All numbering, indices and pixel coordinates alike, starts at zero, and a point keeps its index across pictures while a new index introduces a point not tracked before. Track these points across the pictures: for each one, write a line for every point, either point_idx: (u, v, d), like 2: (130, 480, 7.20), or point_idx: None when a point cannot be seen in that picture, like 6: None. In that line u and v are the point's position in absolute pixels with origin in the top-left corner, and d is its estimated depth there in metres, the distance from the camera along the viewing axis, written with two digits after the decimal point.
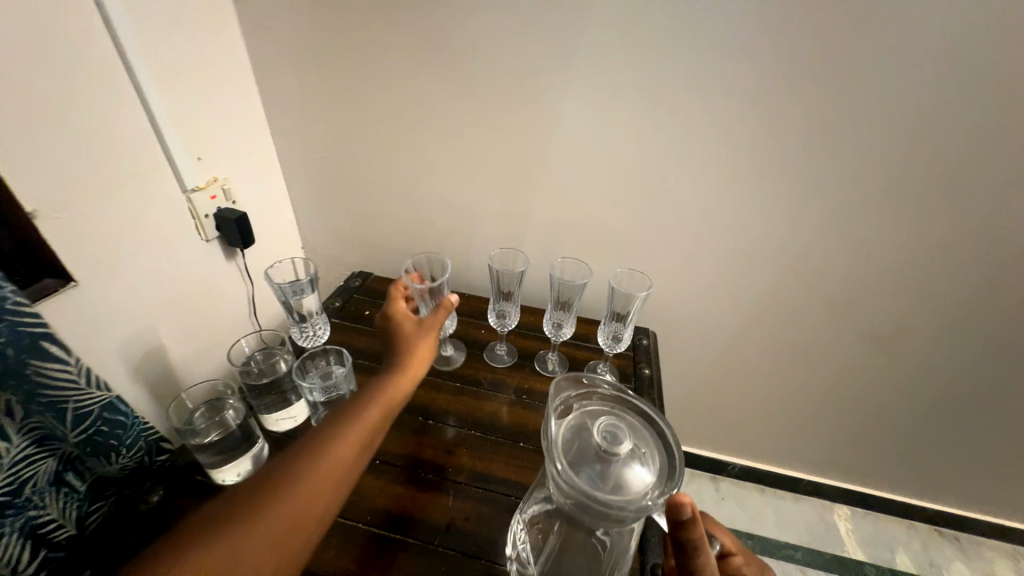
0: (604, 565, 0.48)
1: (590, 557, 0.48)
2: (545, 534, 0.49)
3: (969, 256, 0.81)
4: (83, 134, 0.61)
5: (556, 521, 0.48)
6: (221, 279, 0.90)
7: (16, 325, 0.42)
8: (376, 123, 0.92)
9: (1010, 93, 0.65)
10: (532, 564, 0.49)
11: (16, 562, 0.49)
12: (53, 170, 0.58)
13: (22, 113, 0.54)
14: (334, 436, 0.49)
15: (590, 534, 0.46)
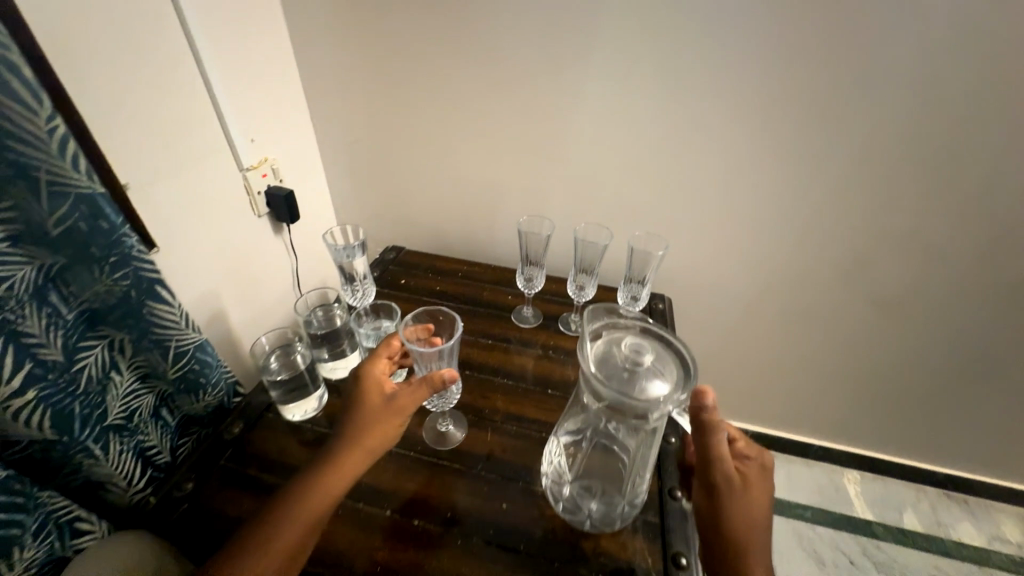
0: (626, 482, 0.54)
1: (615, 470, 0.55)
2: (578, 450, 0.57)
3: (980, 218, 0.83)
4: (159, 114, 0.69)
5: (588, 446, 0.56)
6: (272, 251, 0.98)
7: (138, 270, 0.53)
8: (407, 105, 0.99)
9: (1016, 57, 0.68)
10: (566, 477, 0.57)
11: (131, 476, 0.59)
12: (138, 146, 0.66)
13: (112, 95, 0.62)
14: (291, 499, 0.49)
15: (617, 459, 0.55)
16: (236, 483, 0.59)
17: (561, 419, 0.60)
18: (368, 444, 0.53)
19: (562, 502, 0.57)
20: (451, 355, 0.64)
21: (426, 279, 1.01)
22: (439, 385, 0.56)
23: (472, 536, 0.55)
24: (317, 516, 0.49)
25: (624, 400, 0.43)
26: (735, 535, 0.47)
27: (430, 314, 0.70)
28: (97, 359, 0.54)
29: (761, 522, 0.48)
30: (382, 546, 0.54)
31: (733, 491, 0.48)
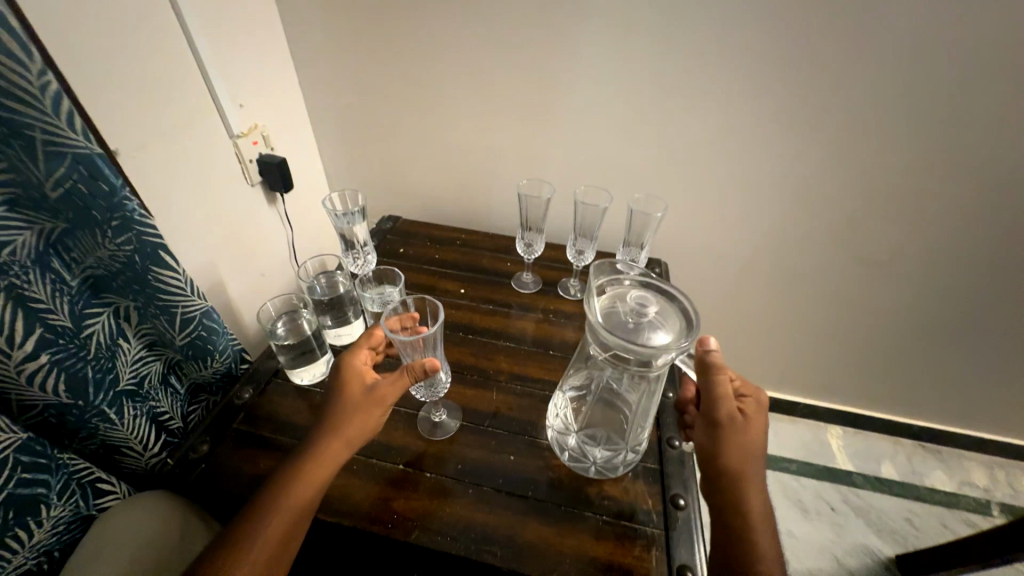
0: (628, 430, 0.58)
1: (619, 420, 0.58)
2: (583, 403, 0.61)
3: (967, 176, 0.85)
4: (150, 76, 0.67)
5: (594, 394, 0.60)
6: (267, 222, 0.97)
7: (141, 235, 0.52)
8: (399, 67, 0.96)
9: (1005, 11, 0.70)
10: (571, 428, 0.61)
11: (147, 441, 0.60)
12: (129, 110, 0.65)
13: (101, 53, 0.60)
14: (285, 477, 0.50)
15: (619, 407, 0.58)
16: (252, 444, 0.61)
17: (566, 375, 0.63)
18: (361, 421, 0.54)
19: (568, 450, 0.60)
20: (435, 348, 0.60)
21: (425, 247, 1.01)
22: (421, 373, 0.54)
23: (482, 485, 0.58)
24: (306, 503, 0.49)
25: (630, 348, 0.45)
26: (734, 466, 0.50)
27: (420, 302, 0.64)
28: (105, 326, 0.54)
29: (757, 454, 0.52)
30: (398, 496, 0.57)
31: (734, 427, 0.51)
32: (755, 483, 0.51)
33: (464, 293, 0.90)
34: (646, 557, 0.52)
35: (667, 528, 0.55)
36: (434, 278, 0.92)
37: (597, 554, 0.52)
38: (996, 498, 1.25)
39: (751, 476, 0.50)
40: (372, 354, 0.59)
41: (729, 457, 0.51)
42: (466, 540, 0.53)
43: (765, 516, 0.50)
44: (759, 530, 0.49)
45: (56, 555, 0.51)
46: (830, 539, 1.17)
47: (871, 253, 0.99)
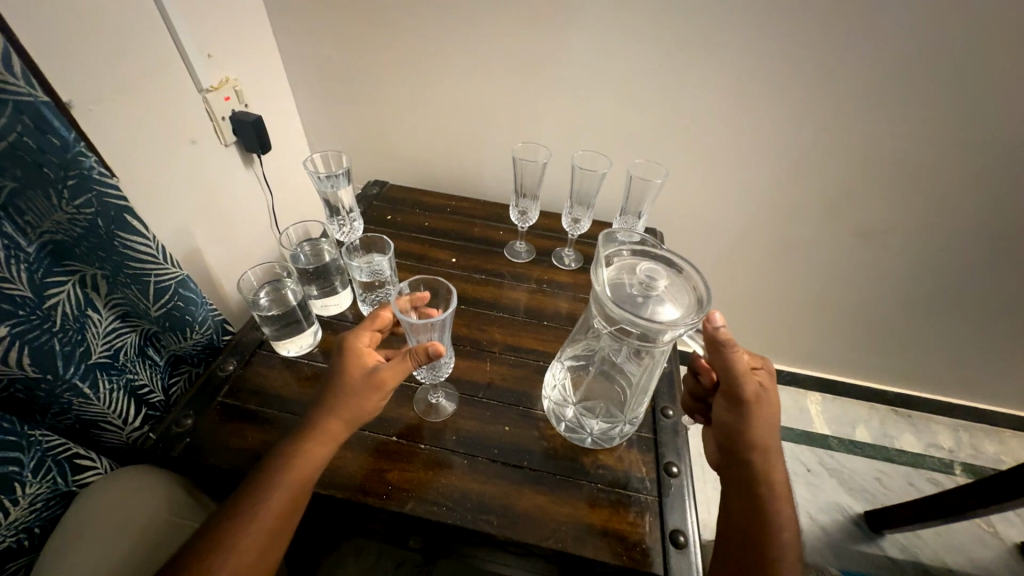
0: (626, 404, 0.58)
1: (618, 393, 0.58)
2: (582, 376, 0.60)
3: (966, 146, 0.84)
4: (108, 17, 0.60)
5: (592, 367, 0.59)
6: (244, 185, 0.91)
7: (103, 196, 0.48)
8: (383, 14, 0.89)
9: None
10: (569, 399, 0.60)
11: (126, 415, 0.57)
12: (85, 56, 0.58)
13: None
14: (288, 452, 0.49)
15: (617, 380, 0.58)
16: (240, 417, 0.59)
17: (567, 347, 0.61)
18: (362, 400, 0.52)
19: (564, 421, 0.60)
20: (445, 334, 0.56)
21: (413, 215, 0.97)
22: (424, 359, 0.51)
23: (477, 455, 0.58)
24: (305, 480, 0.49)
25: (637, 321, 0.44)
26: (757, 440, 0.51)
27: (425, 282, 0.59)
28: (71, 297, 0.50)
29: (777, 426, 0.53)
30: (392, 467, 0.56)
31: (758, 402, 0.51)
32: (774, 453, 0.52)
33: (455, 262, 0.87)
34: (640, 523, 0.53)
35: (660, 494, 0.55)
36: (424, 247, 0.88)
37: (591, 521, 0.53)
38: (960, 458, 1.31)
39: (771, 448, 0.52)
40: (376, 336, 0.57)
41: (751, 431, 0.51)
42: (461, 509, 0.53)
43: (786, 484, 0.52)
44: (781, 498, 0.51)
45: (37, 533, 0.50)
46: (805, 498, 1.22)
47: (865, 223, 0.99)
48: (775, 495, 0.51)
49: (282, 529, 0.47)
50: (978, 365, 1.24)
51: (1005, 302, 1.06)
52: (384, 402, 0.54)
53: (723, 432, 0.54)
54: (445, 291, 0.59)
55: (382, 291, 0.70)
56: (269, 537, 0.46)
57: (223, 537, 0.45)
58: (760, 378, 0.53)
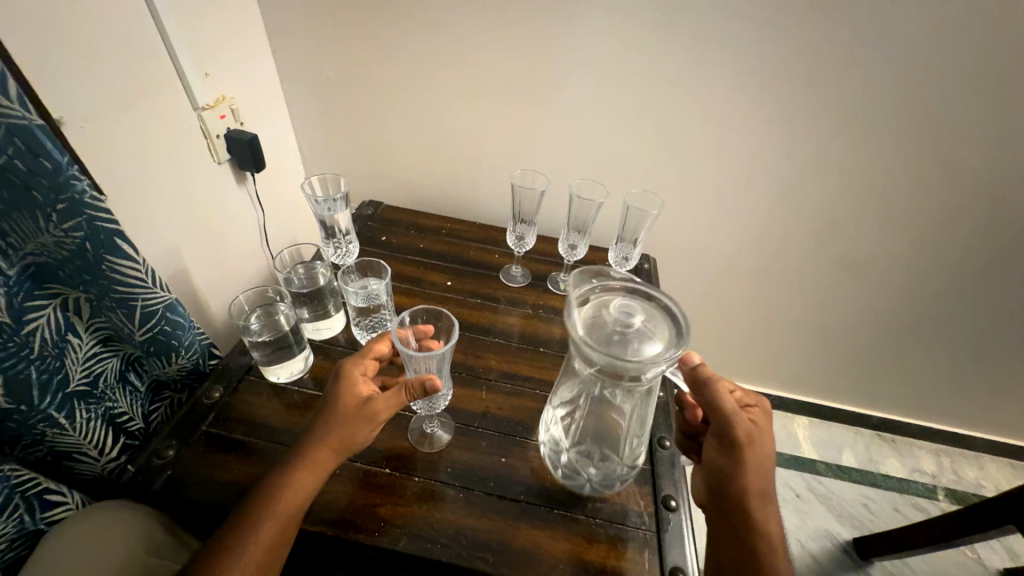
0: (623, 446, 0.55)
1: (613, 438, 0.55)
2: (576, 421, 0.57)
3: (938, 181, 0.89)
4: (112, 36, 0.60)
5: (584, 409, 0.56)
6: (237, 204, 0.89)
7: (93, 219, 0.46)
8: (384, 41, 0.91)
9: (978, 23, 0.73)
10: (562, 444, 0.57)
11: (103, 445, 0.55)
12: (86, 73, 0.58)
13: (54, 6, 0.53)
14: (277, 484, 0.47)
15: (611, 420, 0.55)
16: (225, 448, 0.57)
17: (558, 389, 0.59)
18: (353, 430, 0.50)
19: (560, 468, 0.57)
20: (445, 366, 0.55)
21: (409, 237, 0.96)
22: (422, 391, 0.51)
23: (472, 489, 0.57)
24: (291, 515, 0.47)
25: (625, 364, 0.44)
26: (748, 482, 0.51)
27: (426, 311, 0.59)
28: (51, 322, 0.48)
29: (771, 471, 0.53)
30: (385, 502, 0.54)
31: (751, 442, 0.51)
32: (768, 499, 0.52)
33: (450, 286, 0.86)
34: (639, 561, 0.52)
35: (659, 530, 0.54)
36: (419, 270, 0.88)
37: (590, 560, 0.51)
38: (942, 484, 1.33)
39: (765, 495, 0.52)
40: (374, 364, 0.56)
41: (746, 480, 0.51)
42: (456, 547, 0.51)
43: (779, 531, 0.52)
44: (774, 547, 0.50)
45: None
46: (795, 525, 1.22)
47: (849, 253, 1.02)
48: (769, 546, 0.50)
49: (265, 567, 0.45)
50: (957, 392, 1.27)
51: (979, 329, 1.10)
52: (374, 434, 0.53)
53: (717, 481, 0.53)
54: (447, 321, 0.58)
55: (377, 316, 0.69)
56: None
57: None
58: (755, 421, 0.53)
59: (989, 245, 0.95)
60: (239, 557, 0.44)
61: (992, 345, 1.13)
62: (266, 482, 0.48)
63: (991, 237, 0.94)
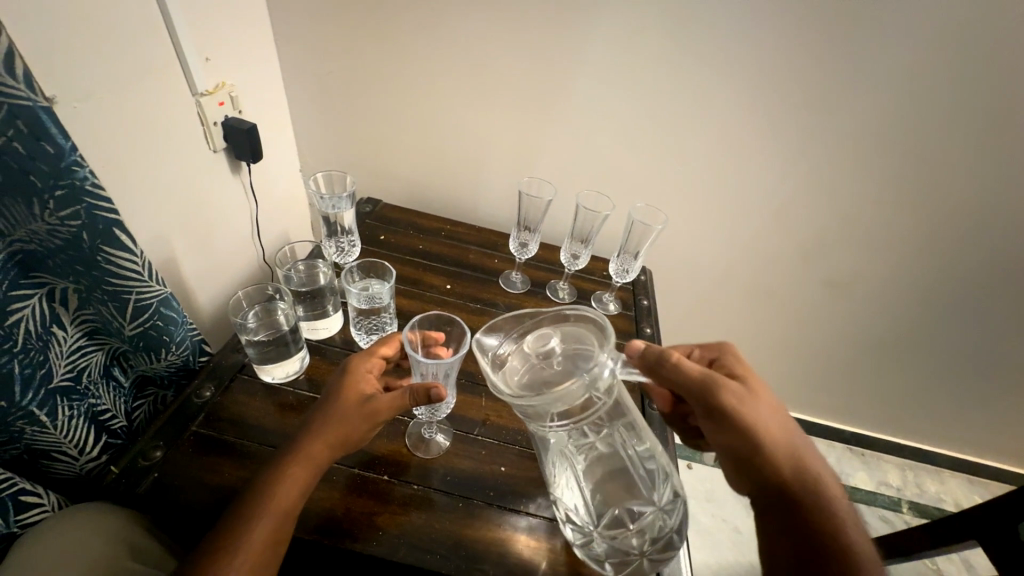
0: (643, 487, 0.47)
1: (634, 489, 0.47)
2: (596, 504, 0.47)
3: (921, 210, 0.93)
4: (117, 16, 0.58)
5: (591, 473, 0.47)
6: (232, 195, 0.85)
7: (92, 209, 0.44)
8: (395, 38, 0.90)
9: (959, 65, 0.78)
10: (589, 526, 0.48)
11: (83, 444, 0.52)
12: (87, 53, 0.55)
13: None
14: (274, 478, 0.46)
15: (619, 459, 0.48)
16: (215, 450, 0.54)
17: (555, 470, 0.49)
18: (353, 426, 0.49)
19: (606, 558, 0.48)
20: (452, 375, 0.54)
21: (408, 237, 0.95)
22: (424, 399, 0.49)
23: (472, 498, 0.56)
24: (285, 515, 0.45)
25: (571, 395, 0.42)
26: (763, 447, 0.49)
27: (438, 318, 0.58)
28: (35, 313, 0.46)
29: (787, 422, 0.52)
30: (382, 511, 0.53)
31: (740, 399, 0.50)
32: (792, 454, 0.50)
33: (449, 289, 0.85)
34: None
35: None
36: (418, 271, 0.86)
37: (589, 573, 0.51)
38: (906, 497, 1.39)
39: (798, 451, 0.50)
40: (381, 363, 0.55)
41: (768, 448, 0.49)
42: (455, 559, 0.51)
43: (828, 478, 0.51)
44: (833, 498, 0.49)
45: None
46: None
47: (834, 274, 1.06)
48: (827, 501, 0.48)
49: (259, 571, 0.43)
50: (923, 412, 1.33)
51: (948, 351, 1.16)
52: (372, 434, 0.52)
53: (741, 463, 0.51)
54: (460, 330, 0.57)
55: (377, 318, 0.67)
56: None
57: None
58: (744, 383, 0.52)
59: (962, 273, 1.00)
60: (230, 560, 0.42)
61: (958, 367, 1.19)
62: (259, 479, 0.46)
63: (964, 266, 0.99)
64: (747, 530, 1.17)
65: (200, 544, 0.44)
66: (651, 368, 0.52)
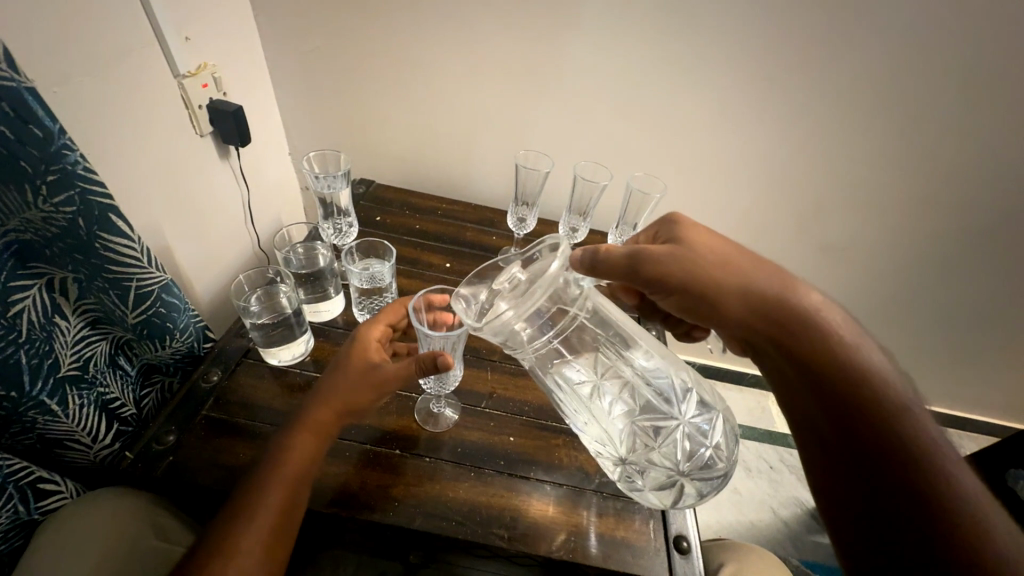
0: (660, 402, 0.48)
1: (657, 407, 0.48)
2: (625, 432, 0.48)
3: (918, 172, 0.93)
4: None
5: (606, 398, 0.48)
6: (221, 180, 0.83)
7: (86, 194, 0.43)
8: (379, 11, 0.87)
9: (959, 21, 0.77)
10: (621, 458, 0.48)
11: (96, 432, 0.52)
12: (62, 35, 0.53)
13: None
14: (285, 447, 0.47)
15: (629, 379, 0.49)
16: (227, 432, 0.55)
17: (569, 403, 0.49)
18: (365, 392, 0.50)
19: (660, 489, 0.48)
20: (458, 348, 0.54)
21: (404, 217, 0.94)
22: (432, 368, 0.49)
23: (484, 467, 0.57)
24: (300, 480, 0.46)
25: (532, 310, 0.43)
26: (712, 297, 0.48)
27: (443, 291, 0.59)
28: (36, 303, 0.45)
29: (738, 265, 0.48)
30: (396, 482, 0.55)
31: (669, 258, 0.49)
32: (752, 292, 0.47)
33: (448, 267, 0.85)
34: (644, 531, 0.54)
35: None
36: (416, 251, 0.86)
37: (599, 531, 0.53)
38: None
39: (765, 291, 0.47)
40: (388, 332, 0.56)
41: (724, 299, 0.48)
42: (469, 525, 0.52)
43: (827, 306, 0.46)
44: (835, 326, 0.44)
45: None
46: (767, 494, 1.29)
47: (831, 239, 1.06)
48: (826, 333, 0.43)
49: (277, 534, 0.44)
50: (926, 386, 1.32)
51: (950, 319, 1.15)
52: (377, 403, 0.52)
53: (726, 331, 0.50)
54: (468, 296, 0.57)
55: (379, 298, 0.67)
56: (267, 546, 0.43)
57: (218, 553, 0.42)
58: (679, 247, 0.50)
59: (961, 237, 1.00)
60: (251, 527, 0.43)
61: (957, 339, 1.19)
62: (271, 448, 0.47)
63: (961, 228, 0.99)
64: (744, 490, 1.21)
65: (219, 515, 0.45)
66: (589, 267, 0.48)
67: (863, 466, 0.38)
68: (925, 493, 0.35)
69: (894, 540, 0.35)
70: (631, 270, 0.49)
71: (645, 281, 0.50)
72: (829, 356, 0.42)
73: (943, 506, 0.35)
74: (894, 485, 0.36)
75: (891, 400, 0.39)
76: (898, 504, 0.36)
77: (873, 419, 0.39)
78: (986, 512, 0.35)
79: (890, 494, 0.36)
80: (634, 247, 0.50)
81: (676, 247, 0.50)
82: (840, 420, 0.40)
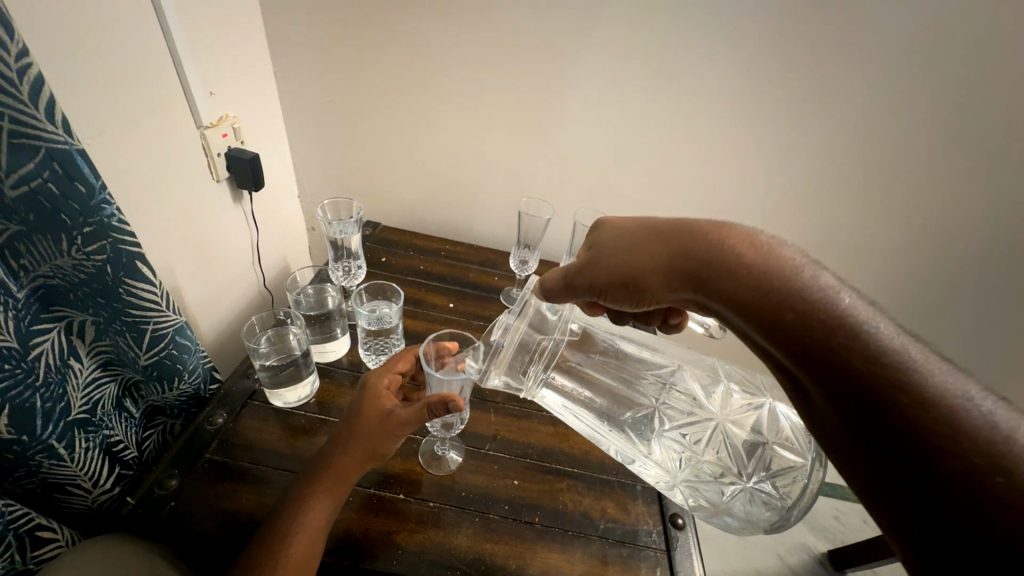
0: (696, 408, 0.54)
1: (693, 411, 0.54)
2: (671, 450, 0.53)
3: (897, 215, 0.98)
4: (127, 56, 0.60)
5: (653, 417, 0.55)
6: (233, 222, 0.86)
7: (117, 243, 0.46)
8: (391, 69, 0.94)
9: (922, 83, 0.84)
10: (677, 476, 0.52)
11: (97, 476, 0.52)
12: (101, 95, 0.57)
13: (74, 26, 0.52)
14: (302, 496, 0.47)
15: (664, 390, 0.56)
16: (230, 477, 0.55)
17: (603, 438, 0.54)
18: (381, 438, 0.50)
19: (737, 502, 0.50)
20: (465, 391, 0.56)
21: (410, 258, 0.97)
22: (443, 413, 0.49)
23: (489, 513, 0.57)
24: (320, 529, 0.47)
25: (514, 344, 0.52)
26: (644, 286, 0.45)
27: (452, 335, 0.60)
28: (54, 346, 0.46)
29: (655, 248, 0.44)
30: (400, 528, 0.54)
31: (592, 263, 0.48)
32: (678, 268, 0.42)
33: (451, 307, 0.86)
34: None
35: (668, 548, 0.56)
36: (421, 291, 0.88)
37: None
38: None
39: (689, 257, 0.42)
40: (398, 379, 0.57)
41: (651, 284, 0.44)
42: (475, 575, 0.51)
43: (747, 235, 0.41)
44: (759, 256, 0.38)
45: None
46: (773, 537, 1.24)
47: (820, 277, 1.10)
48: (753, 270, 0.38)
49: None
50: None
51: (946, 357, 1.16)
52: (396, 446, 0.53)
53: (678, 303, 0.45)
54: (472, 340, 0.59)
55: (386, 340, 0.69)
56: None
57: None
58: (594, 247, 0.49)
59: (951, 273, 1.03)
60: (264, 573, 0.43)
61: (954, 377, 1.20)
62: (289, 499, 0.48)
63: (952, 266, 1.02)
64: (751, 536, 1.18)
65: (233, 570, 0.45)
66: (545, 296, 0.52)
67: (835, 390, 0.31)
68: (899, 404, 0.28)
69: (885, 466, 0.28)
70: (566, 284, 0.50)
71: (582, 289, 0.49)
72: (762, 291, 0.36)
73: (926, 416, 0.27)
74: (866, 405, 0.29)
75: (836, 314, 0.33)
76: (881, 428, 0.28)
77: (824, 339, 0.32)
78: (974, 407, 0.27)
79: (867, 418, 0.29)
80: (566, 267, 0.50)
81: (596, 249, 0.49)
82: (797, 352, 0.33)
